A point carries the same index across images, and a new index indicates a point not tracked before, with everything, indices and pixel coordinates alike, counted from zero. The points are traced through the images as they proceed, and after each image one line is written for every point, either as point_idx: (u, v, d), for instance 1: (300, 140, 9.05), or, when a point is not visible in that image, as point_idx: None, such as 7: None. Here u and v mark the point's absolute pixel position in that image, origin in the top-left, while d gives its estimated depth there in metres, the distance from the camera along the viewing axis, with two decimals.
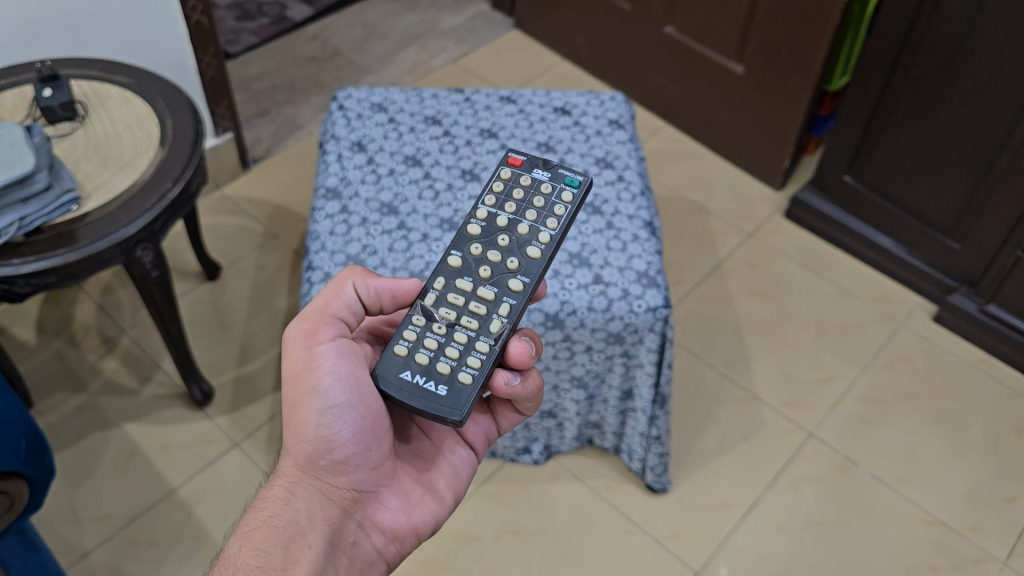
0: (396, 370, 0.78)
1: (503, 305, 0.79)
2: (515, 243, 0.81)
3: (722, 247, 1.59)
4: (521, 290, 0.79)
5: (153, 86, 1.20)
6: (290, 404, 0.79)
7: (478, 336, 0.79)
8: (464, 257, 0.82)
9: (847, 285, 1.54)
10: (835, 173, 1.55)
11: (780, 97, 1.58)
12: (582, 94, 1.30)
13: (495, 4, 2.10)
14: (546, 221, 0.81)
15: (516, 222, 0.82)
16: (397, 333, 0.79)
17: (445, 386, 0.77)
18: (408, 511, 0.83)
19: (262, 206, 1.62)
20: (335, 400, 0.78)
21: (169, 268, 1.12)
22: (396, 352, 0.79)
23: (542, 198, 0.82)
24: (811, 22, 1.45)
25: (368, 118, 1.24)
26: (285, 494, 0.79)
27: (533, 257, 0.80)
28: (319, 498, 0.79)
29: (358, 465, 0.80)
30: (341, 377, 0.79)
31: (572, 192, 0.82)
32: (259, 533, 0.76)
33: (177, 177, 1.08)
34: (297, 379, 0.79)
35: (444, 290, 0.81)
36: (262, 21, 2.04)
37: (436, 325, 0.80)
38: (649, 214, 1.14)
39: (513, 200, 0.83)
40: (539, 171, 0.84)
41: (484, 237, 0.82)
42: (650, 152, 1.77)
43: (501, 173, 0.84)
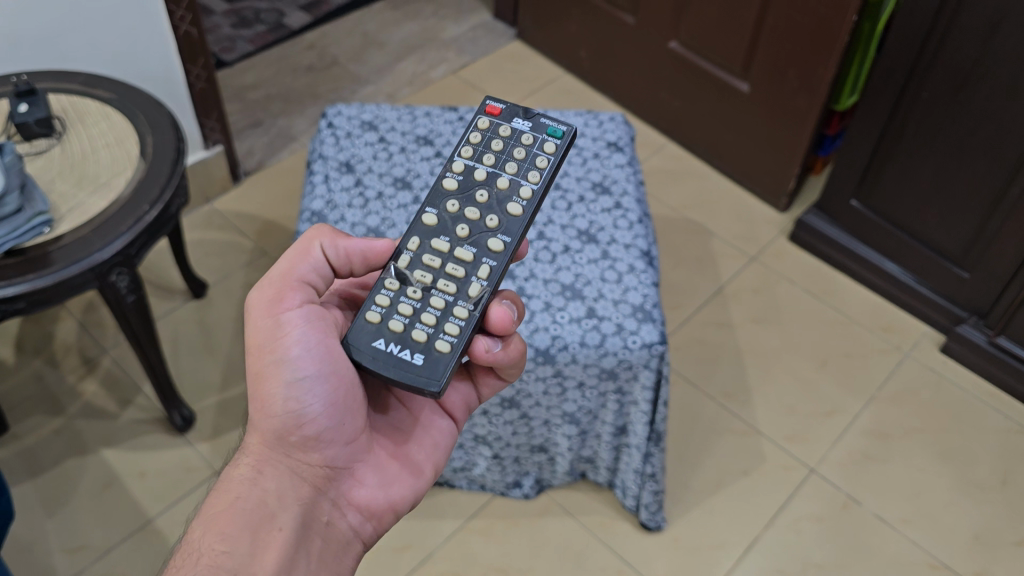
0: (368, 338, 0.75)
1: (482, 267, 0.76)
2: (493, 199, 0.78)
3: (725, 271, 1.54)
4: (501, 250, 0.77)
5: (135, 102, 1.16)
6: (257, 378, 0.76)
7: (456, 300, 0.76)
8: (440, 215, 0.79)
9: (853, 313, 1.49)
10: (841, 197, 1.50)
11: (786, 117, 1.54)
12: (580, 113, 1.26)
13: (497, 14, 2.05)
14: (527, 173, 0.78)
15: (495, 175, 0.79)
16: (369, 299, 0.76)
17: (421, 354, 0.74)
18: (386, 487, 0.80)
19: (251, 220, 1.58)
20: (305, 372, 0.75)
21: (146, 293, 1.08)
22: (368, 319, 0.76)
23: (522, 149, 0.79)
24: (819, 41, 1.41)
25: (357, 137, 1.20)
26: (253, 473, 0.75)
27: (514, 214, 0.77)
28: (290, 477, 0.76)
29: (331, 440, 0.77)
30: (310, 347, 0.75)
31: (554, 142, 0.79)
32: (225, 517, 0.72)
33: (155, 199, 1.04)
34: (263, 351, 0.75)
35: (417, 252, 0.78)
36: (259, 28, 2.00)
37: (411, 289, 0.77)
38: (647, 243, 1.09)
39: (492, 152, 0.80)
40: (520, 120, 0.81)
41: (461, 194, 0.79)
42: (652, 170, 1.73)
43: (479, 123, 0.81)
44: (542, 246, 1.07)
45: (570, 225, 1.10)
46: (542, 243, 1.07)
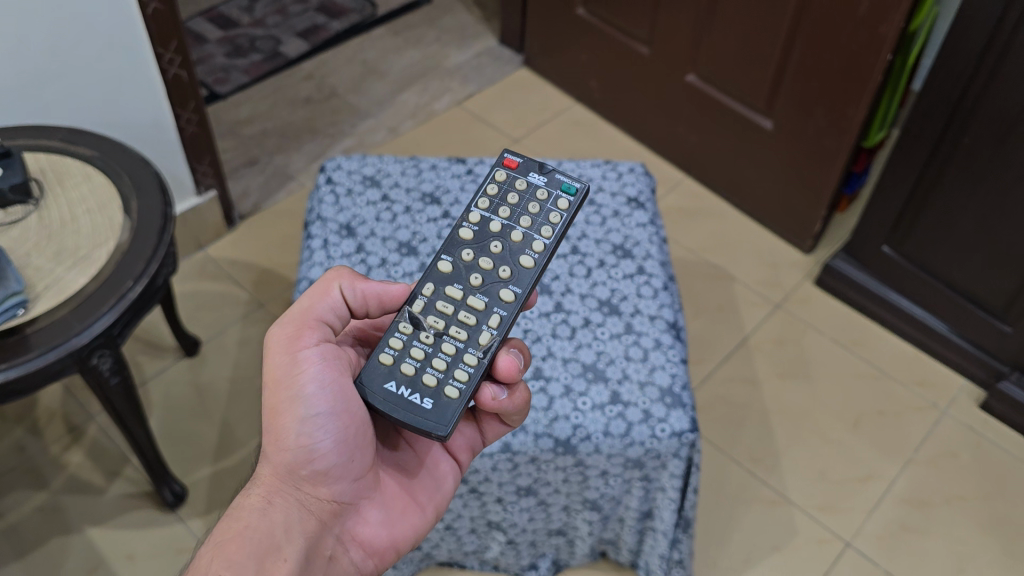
0: (380, 380, 0.76)
1: (492, 316, 0.76)
2: (507, 252, 0.78)
3: (748, 321, 1.47)
4: (512, 301, 0.76)
5: (120, 161, 1.07)
6: (271, 411, 0.75)
7: (466, 348, 0.76)
8: (455, 263, 0.79)
9: (886, 365, 1.41)
10: (871, 243, 1.42)
11: (812, 157, 1.45)
12: (597, 164, 1.17)
13: (503, 39, 1.97)
14: (541, 228, 0.78)
15: (509, 228, 0.78)
16: (383, 341, 0.77)
17: (431, 399, 0.75)
18: (388, 524, 0.80)
19: (248, 269, 1.50)
20: (319, 408, 0.74)
21: (131, 374, 0.99)
22: (381, 361, 0.76)
23: (537, 204, 0.79)
24: (851, 81, 1.32)
25: (359, 195, 1.12)
26: (261, 502, 0.75)
27: (526, 266, 0.77)
28: (298, 510, 0.75)
29: (340, 476, 0.77)
30: (326, 385, 0.75)
31: (568, 200, 0.78)
32: (233, 545, 0.71)
33: (139, 273, 0.95)
34: (280, 385, 0.75)
35: (432, 297, 0.78)
36: (254, 58, 1.91)
37: (423, 333, 0.77)
38: (673, 313, 1.01)
39: (507, 204, 0.79)
40: (535, 175, 0.80)
41: (476, 243, 0.79)
42: (668, 208, 1.64)
43: (495, 175, 0.80)
44: (560, 320, 0.99)
45: (590, 295, 1.01)
46: (562, 317, 0.99)
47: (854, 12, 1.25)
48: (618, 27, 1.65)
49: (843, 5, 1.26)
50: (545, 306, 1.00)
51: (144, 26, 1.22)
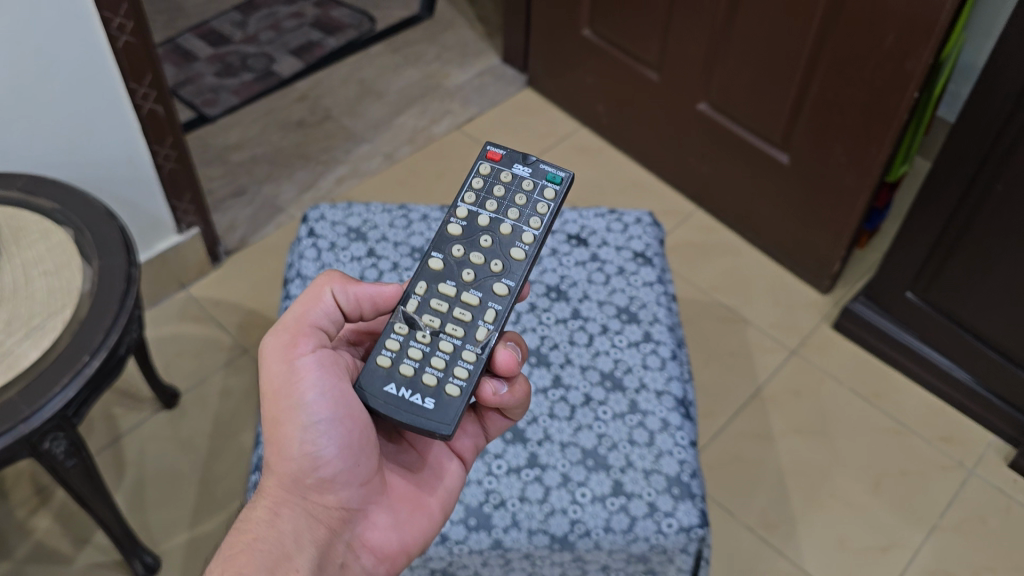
0: (380, 383, 0.75)
1: (488, 310, 0.76)
2: (498, 245, 0.78)
3: (761, 369, 1.38)
4: (506, 294, 0.76)
5: (80, 215, 0.99)
6: (273, 422, 0.74)
7: (464, 344, 0.75)
8: (446, 260, 0.78)
9: (909, 420, 1.32)
10: (894, 289, 1.33)
11: (832, 196, 1.35)
12: (600, 213, 1.09)
13: (506, 58, 1.88)
14: (529, 220, 0.78)
15: (498, 221, 0.79)
16: (379, 343, 0.76)
17: (432, 398, 0.74)
18: (398, 527, 0.78)
19: (233, 310, 1.43)
20: (319, 415, 0.73)
21: (89, 455, 0.92)
22: (379, 364, 0.75)
23: (522, 195, 0.79)
24: (875, 117, 1.22)
25: (343, 250, 1.03)
26: (269, 514, 0.74)
27: (518, 257, 0.77)
28: (305, 518, 0.74)
29: (346, 481, 0.75)
30: (325, 391, 0.74)
31: (555, 189, 0.78)
32: (242, 556, 0.70)
33: (98, 347, 0.88)
34: (279, 396, 0.74)
35: (426, 297, 0.77)
36: (245, 77, 1.83)
37: (419, 333, 0.76)
38: (682, 387, 0.93)
39: (494, 198, 0.79)
40: (519, 166, 0.80)
41: (466, 238, 0.79)
42: (678, 244, 1.56)
43: (480, 169, 0.80)
44: (558, 397, 0.90)
45: (592, 366, 0.93)
46: (560, 393, 0.90)
47: (879, 45, 1.15)
48: (626, 49, 1.55)
49: (866, 36, 1.16)
50: (541, 380, 0.91)
51: (115, 61, 1.14)
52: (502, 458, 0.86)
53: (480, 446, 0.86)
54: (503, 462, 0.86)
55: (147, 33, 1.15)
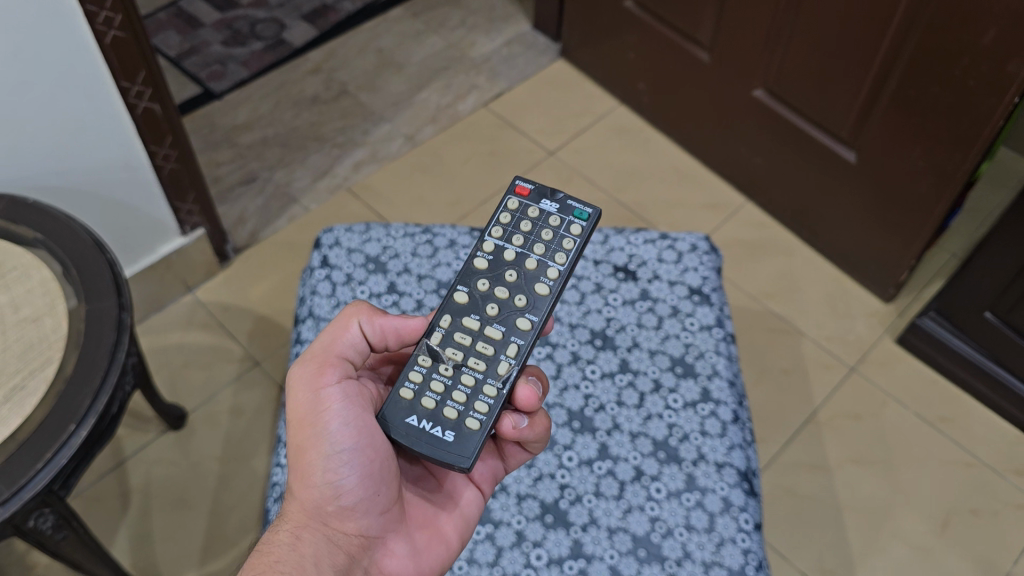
0: (401, 414, 0.66)
1: (510, 345, 0.67)
2: (523, 279, 0.68)
3: (818, 390, 1.27)
4: (530, 329, 0.67)
5: (65, 247, 0.88)
6: (297, 447, 0.66)
7: (486, 378, 0.66)
8: (470, 294, 0.69)
9: (979, 451, 1.21)
10: (972, 307, 1.20)
11: (904, 201, 1.21)
12: (650, 238, 0.96)
13: (537, 25, 1.72)
14: (555, 255, 0.68)
15: (524, 255, 0.69)
16: (403, 373, 0.68)
17: (452, 432, 0.65)
18: (417, 556, 0.69)
19: (242, 317, 1.33)
20: (343, 443, 0.65)
21: (76, 525, 0.85)
22: (401, 395, 0.67)
23: (548, 231, 0.69)
24: (961, 122, 1.07)
25: (360, 285, 0.93)
26: (289, 539, 0.64)
27: (542, 293, 0.67)
28: (326, 546, 0.65)
29: (367, 509, 0.66)
30: (349, 419, 0.65)
31: (583, 226, 0.69)
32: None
33: (84, 413, 0.78)
34: (304, 421, 0.66)
35: (450, 329, 0.68)
36: (255, 46, 1.68)
37: (442, 365, 0.67)
38: (744, 457, 0.82)
39: (520, 233, 0.70)
40: (547, 201, 0.70)
41: (491, 273, 0.69)
42: (726, 242, 1.43)
43: (507, 204, 0.71)
44: (605, 472, 0.80)
45: (642, 434, 0.83)
46: (608, 467, 0.81)
47: (974, 42, 0.99)
48: (673, 26, 1.40)
49: (959, 31, 1.00)
50: (586, 451, 0.82)
51: (104, 59, 1.00)
52: (543, 546, 0.76)
53: (519, 528, 0.78)
54: (542, 552, 0.76)
55: (138, 26, 1.01)
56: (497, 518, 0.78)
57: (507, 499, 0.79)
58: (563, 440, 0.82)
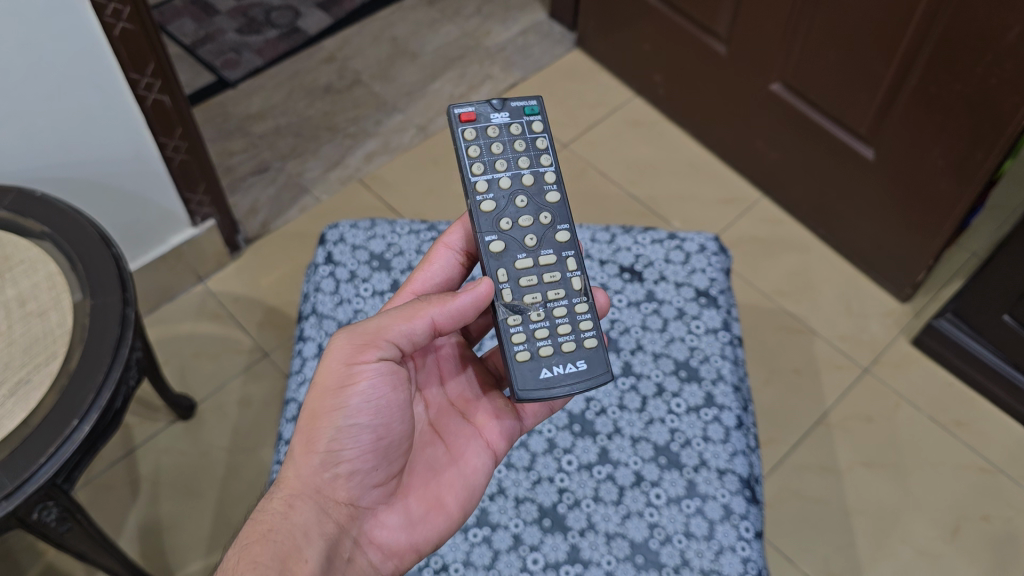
0: (532, 375, 0.68)
1: (568, 261, 0.73)
2: (530, 197, 0.73)
3: (829, 391, 1.25)
4: (568, 239, 0.73)
5: (71, 240, 0.89)
6: (311, 414, 0.65)
7: (570, 300, 0.72)
8: (501, 237, 0.71)
9: (992, 455, 1.19)
10: (988, 309, 1.18)
11: (921, 200, 1.19)
12: (658, 238, 0.96)
13: (554, 14, 1.70)
14: (539, 159, 0.74)
15: (517, 174, 0.73)
16: (507, 343, 0.69)
17: (582, 359, 0.70)
18: (410, 528, 0.68)
19: (253, 307, 1.33)
20: (357, 418, 0.64)
21: (81, 517, 0.85)
22: (521, 360, 0.68)
23: (519, 140, 0.74)
24: (984, 121, 1.04)
25: (364, 282, 0.93)
26: (282, 506, 0.63)
27: (556, 200, 0.74)
28: (318, 514, 0.64)
29: (363, 482, 0.66)
30: (373, 397, 0.64)
31: (539, 119, 0.75)
32: (256, 548, 0.60)
33: (88, 408, 0.78)
34: (326, 390, 0.64)
35: (512, 280, 0.70)
36: (269, 34, 1.67)
37: (533, 313, 0.70)
38: (748, 464, 0.81)
39: (496, 155, 0.73)
40: (495, 114, 0.73)
41: (501, 208, 0.72)
42: (740, 239, 1.41)
43: (465, 135, 0.72)
44: (604, 476, 0.80)
45: (644, 438, 0.82)
46: (608, 471, 0.80)
47: (998, 39, 0.97)
48: (689, 16, 1.37)
49: (983, 28, 0.97)
50: (586, 454, 0.81)
51: (112, 51, 1.00)
52: (540, 550, 0.76)
53: (518, 531, 0.77)
54: (539, 556, 0.76)
55: (147, 19, 1.01)
56: (494, 521, 0.78)
57: (505, 502, 0.79)
58: (563, 443, 0.82)
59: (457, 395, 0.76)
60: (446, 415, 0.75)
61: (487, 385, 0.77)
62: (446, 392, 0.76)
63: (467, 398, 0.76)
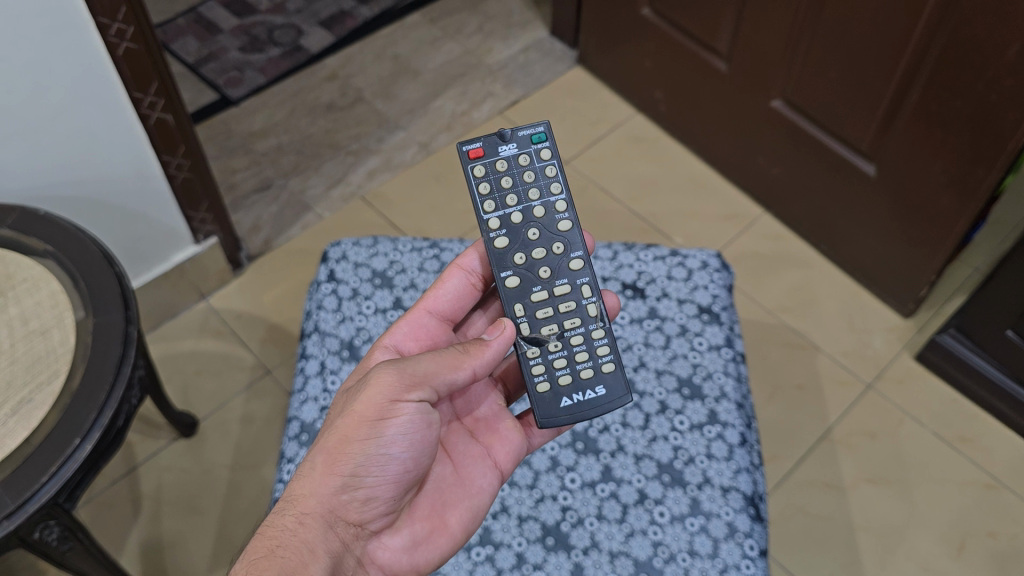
0: (553, 404, 0.71)
1: (582, 288, 0.74)
2: (542, 229, 0.74)
3: (833, 407, 1.25)
4: (584, 265, 0.75)
5: (74, 259, 0.89)
6: (341, 436, 0.63)
7: (586, 327, 0.74)
8: (516, 272, 0.73)
9: (997, 471, 1.18)
10: (990, 324, 1.18)
11: (923, 216, 1.19)
12: (661, 254, 0.96)
13: (554, 31, 1.71)
14: (549, 188, 0.74)
15: (527, 207, 0.74)
16: (526, 374, 0.72)
17: (600, 384, 0.72)
18: (411, 549, 0.68)
19: (255, 325, 1.33)
20: (389, 449, 0.63)
21: (83, 536, 0.85)
22: (541, 390, 0.71)
23: (528, 170, 0.74)
24: (985, 137, 1.04)
25: (366, 300, 0.93)
26: (292, 522, 0.62)
27: (567, 228, 0.75)
28: (328, 531, 0.63)
29: (378, 507, 0.65)
30: (410, 432, 0.64)
31: (548, 146, 0.75)
32: (263, 563, 0.59)
33: (91, 426, 0.78)
34: (363, 419, 0.63)
35: (529, 313, 0.73)
36: (272, 53, 1.68)
37: (550, 345, 0.73)
38: (751, 482, 0.81)
39: (506, 190, 0.74)
40: (503, 148, 0.74)
41: (515, 243, 0.74)
42: (743, 255, 1.41)
43: (473, 173, 0.73)
44: (608, 494, 0.80)
45: (647, 456, 0.82)
46: (611, 489, 0.80)
47: (998, 57, 0.97)
48: (690, 33, 1.38)
49: (984, 44, 0.98)
50: (589, 472, 0.81)
51: (116, 70, 1.01)
52: (543, 569, 0.76)
53: (520, 551, 0.77)
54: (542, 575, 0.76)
55: (151, 38, 1.01)
56: (497, 540, 0.78)
57: (508, 521, 0.79)
58: (566, 461, 0.82)
59: (465, 412, 0.77)
60: (455, 433, 0.75)
61: (498, 406, 0.77)
62: (453, 407, 0.77)
63: (476, 417, 0.76)
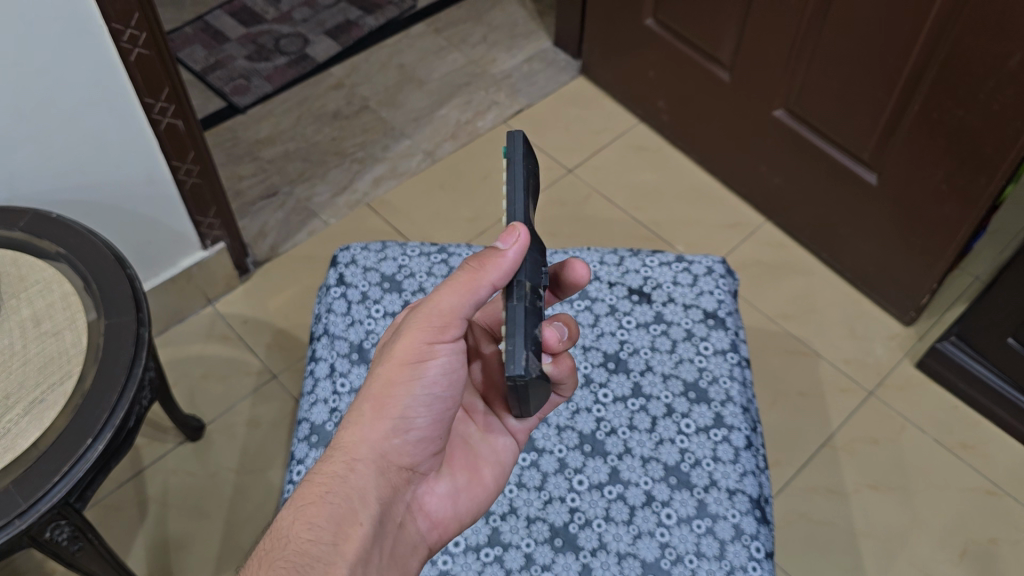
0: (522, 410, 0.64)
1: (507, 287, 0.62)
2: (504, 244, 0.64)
3: (835, 413, 1.26)
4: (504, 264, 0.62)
5: (86, 261, 0.90)
6: (385, 381, 0.65)
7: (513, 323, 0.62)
8: None
9: (998, 477, 1.19)
10: (993, 332, 1.18)
11: (925, 225, 1.20)
12: (666, 260, 0.97)
13: (558, 42, 1.73)
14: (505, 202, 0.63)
15: None
16: None
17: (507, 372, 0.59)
18: (454, 497, 0.71)
19: (261, 330, 1.34)
20: (432, 390, 0.65)
21: (92, 536, 0.86)
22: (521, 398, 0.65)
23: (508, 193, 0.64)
24: (987, 144, 1.05)
25: (375, 303, 0.94)
26: (343, 468, 0.64)
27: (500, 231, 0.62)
28: (379, 476, 0.65)
29: (424, 450, 0.67)
30: (449, 371, 0.65)
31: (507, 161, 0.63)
32: (312, 509, 0.62)
33: (103, 426, 0.79)
34: (403, 363, 0.64)
35: None
36: (279, 61, 1.70)
37: None
38: (757, 484, 0.82)
39: None
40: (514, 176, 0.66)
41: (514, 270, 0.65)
42: (744, 263, 1.42)
43: None
44: (615, 496, 0.81)
45: (654, 458, 0.83)
46: (619, 491, 0.81)
47: (1000, 66, 0.98)
48: (694, 44, 1.39)
49: (985, 55, 0.99)
50: (597, 474, 0.82)
51: (127, 75, 1.02)
52: (552, 569, 0.77)
53: (529, 551, 0.78)
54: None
55: (162, 44, 1.03)
56: (506, 540, 0.78)
57: (517, 522, 0.79)
58: (574, 463, 0.83)
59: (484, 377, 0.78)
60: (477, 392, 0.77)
61: None
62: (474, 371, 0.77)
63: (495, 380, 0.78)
